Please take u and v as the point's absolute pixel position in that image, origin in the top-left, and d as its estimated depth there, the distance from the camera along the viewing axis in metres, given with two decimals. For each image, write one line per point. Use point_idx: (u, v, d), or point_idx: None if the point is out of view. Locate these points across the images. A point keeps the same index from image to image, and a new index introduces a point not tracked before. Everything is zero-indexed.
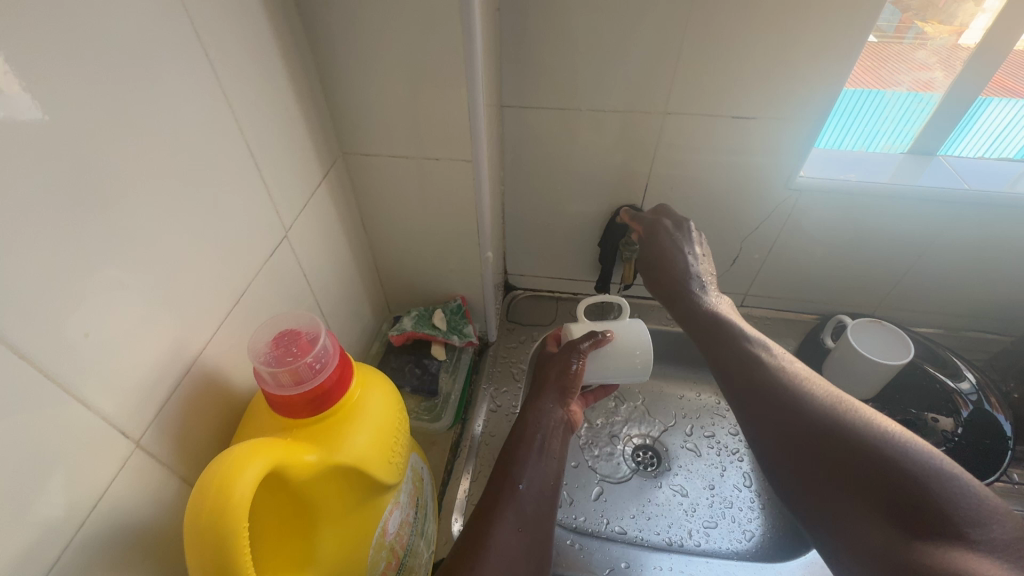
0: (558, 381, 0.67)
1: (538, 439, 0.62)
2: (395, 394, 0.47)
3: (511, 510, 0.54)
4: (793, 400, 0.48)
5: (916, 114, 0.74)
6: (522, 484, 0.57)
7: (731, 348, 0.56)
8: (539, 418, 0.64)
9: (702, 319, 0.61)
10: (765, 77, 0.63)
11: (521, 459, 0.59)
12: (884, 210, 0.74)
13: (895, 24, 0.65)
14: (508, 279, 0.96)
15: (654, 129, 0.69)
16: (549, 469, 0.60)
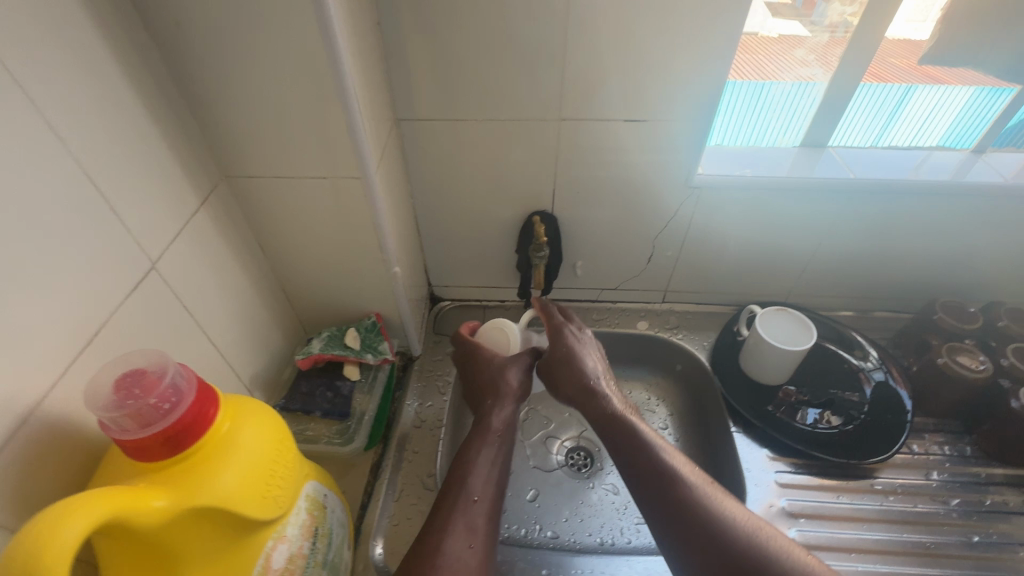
0: (504, 389, 0.68)
1: (491, 449, 0.62)
2: (280, 423, 0.45)
3: (466, 522, 0.54)
4: (691, 508, 0.52)
5: (804, 110, 0.77)
6: (477, 496, 0.57)
7: (637, 449, 0.58)
8: (490, 427, 0.64)
9: (613, 426, 0.61)
10: (650, 81, 0.64)
11: (471, 470, 0.59)
12: (780, 203, 0.77)
13: (826, 19, 0.68)
14: (433, 291, 0.95)
15: (551, 135, 0.70)
16: (501, 474, 0.61)
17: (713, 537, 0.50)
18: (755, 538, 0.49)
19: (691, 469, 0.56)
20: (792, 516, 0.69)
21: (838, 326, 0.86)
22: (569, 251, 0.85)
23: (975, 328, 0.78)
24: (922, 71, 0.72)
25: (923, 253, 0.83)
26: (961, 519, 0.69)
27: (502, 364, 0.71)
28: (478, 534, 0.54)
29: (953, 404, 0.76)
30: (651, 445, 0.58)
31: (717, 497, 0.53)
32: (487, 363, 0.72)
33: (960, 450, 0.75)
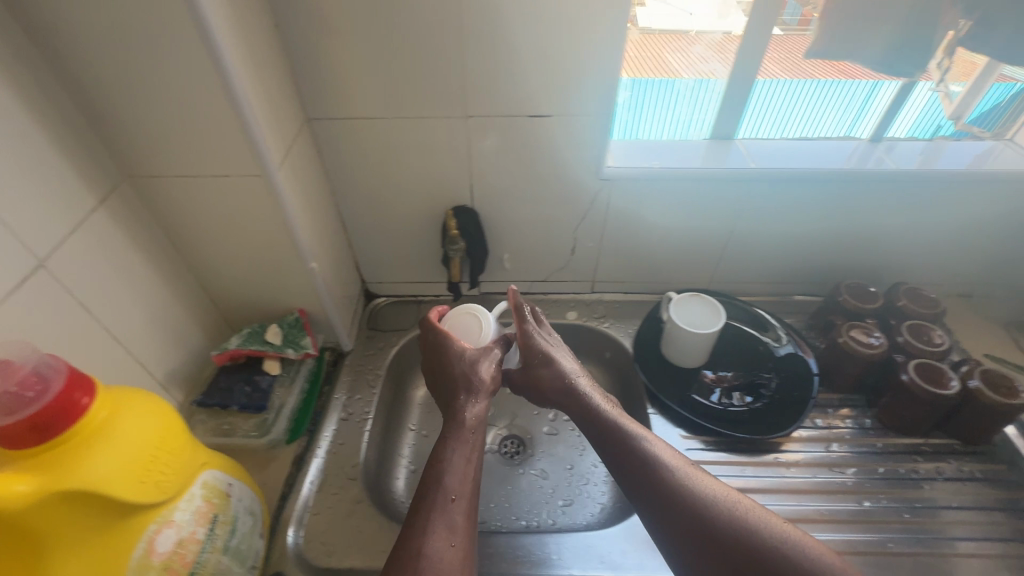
0: (475, 386, 0.68)
1: (468, 447, 0.61)
2: (167, 412, 0.47)
3: (446, 520, 0.53)
4: (677, 493, 0.53)
5: (710, 103, 0.80)
6: (455, 494, 0.56)
7: (621, 441, 0.59)
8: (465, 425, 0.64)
9: (596, 422, 0.63)
10: (547, 78, 0.67)
11: (448, 467, 0.58)
12: (688, 194, 0.81)
13: (796, 18, 0.71)
14: (368, 288, 0.97)
15: (461, 131, 0.73)
16: (478, 470, 0.60)
17: (700, 519, 0.50)
18: (742, 515, 0.49)
19: (676, 455, 0.57)
20: None
21: (752, 309, 0.91)
22: (494, 245, 0.88)
23: (874, 307, 0.82)
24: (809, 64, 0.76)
25: (829, 238, 0.87)
26: (855, 487, 0.73)
27: (471, 362, 0.70)
28: (459, 532, 0.53)
29: (854, 380, 0.80)
30: (631, 434, 0.59)
31: (704, 479, 0.54)
32: (456, 359, 0.71)
33: (860, 423, 0.79)
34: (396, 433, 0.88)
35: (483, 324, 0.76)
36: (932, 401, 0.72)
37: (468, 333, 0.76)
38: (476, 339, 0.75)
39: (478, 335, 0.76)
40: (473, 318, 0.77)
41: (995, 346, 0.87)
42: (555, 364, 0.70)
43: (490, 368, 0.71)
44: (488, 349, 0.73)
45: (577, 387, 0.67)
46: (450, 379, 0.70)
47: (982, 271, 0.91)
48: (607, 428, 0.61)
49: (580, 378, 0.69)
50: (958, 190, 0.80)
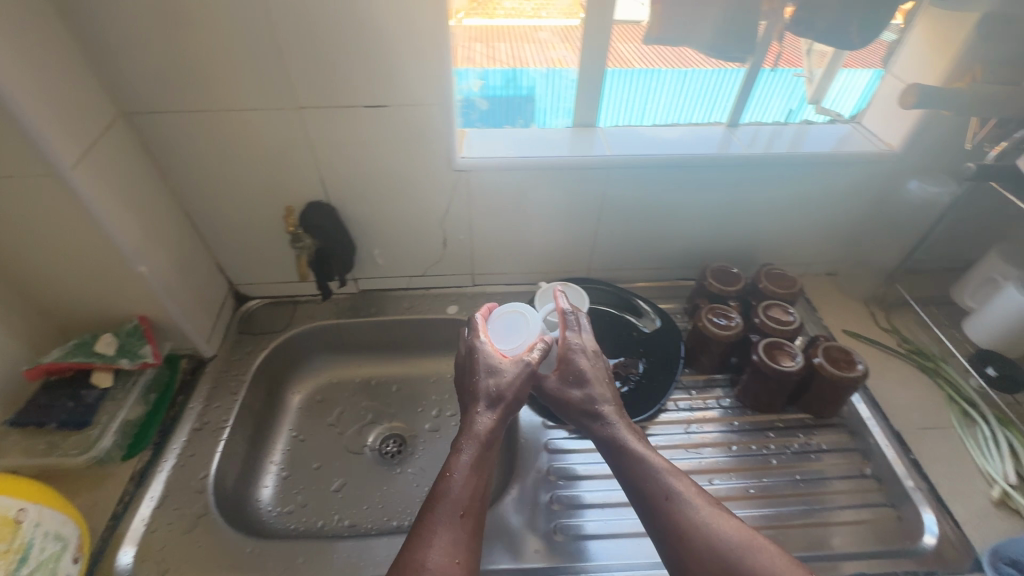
0: (492, 396, 0.64)
1: (480, 461, 0.59)
2: None
3: (446, 535, 0.52)
4: (703, 536, 0.50)
5: (567, 91, 0.80)
6: (463, 511, 0.54)
7: (645, 473, 0.57)
8: (477, 437, 0.61)
9: (616, 450, 0.60)
10: (374, 65, 0.64)
11: (457, 479, 0.56)
12: (548, 183, 0.80)
13: None
14: (239, 290, 0.93)
15: (296, 124, 0.70)
16: (487, 485, 0.58)
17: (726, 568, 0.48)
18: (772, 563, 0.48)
19: (705, 493, 0.55)
20: (552, 480, 0.72)
21: (625, 295, 0.92)
22: (361, 240, 0.86)
23: (735, 289, 0.84)
24: (651, 50, 0.76)
25: (696, 224, 0.89)
26: (705, 466, 0.74)
27: (496, 376, 0.66)
28: (454, 547, 0.51)
29: (715, 361, 0.82)
30: (654, 471, 0.56)
31: (732, 521, 0.51)
32: (485, 369, 0.67)
33: (720, 404, 0.81)
34: (267, 439, 0.85)
35: (525, 325, 0.75)
36: (777, 379, 0.74)
37: (514, 331, 0.74)
38: (520, 338, 0.73)
39: (524, 334, 0.74)
40: (519, 316, 0.76)
41: (854, 322, 0.91)
42: (580, 381, 0.66)
43: (520, 381, 0.66)
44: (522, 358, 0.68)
45: (600, 410, 0.64)
46: (472, 387, 0.66)
47: (845, 250, 0.94)
48: (627, 458, 0.59)
49: (608, 401, 0.65)
50: (810, 172, 0.81)
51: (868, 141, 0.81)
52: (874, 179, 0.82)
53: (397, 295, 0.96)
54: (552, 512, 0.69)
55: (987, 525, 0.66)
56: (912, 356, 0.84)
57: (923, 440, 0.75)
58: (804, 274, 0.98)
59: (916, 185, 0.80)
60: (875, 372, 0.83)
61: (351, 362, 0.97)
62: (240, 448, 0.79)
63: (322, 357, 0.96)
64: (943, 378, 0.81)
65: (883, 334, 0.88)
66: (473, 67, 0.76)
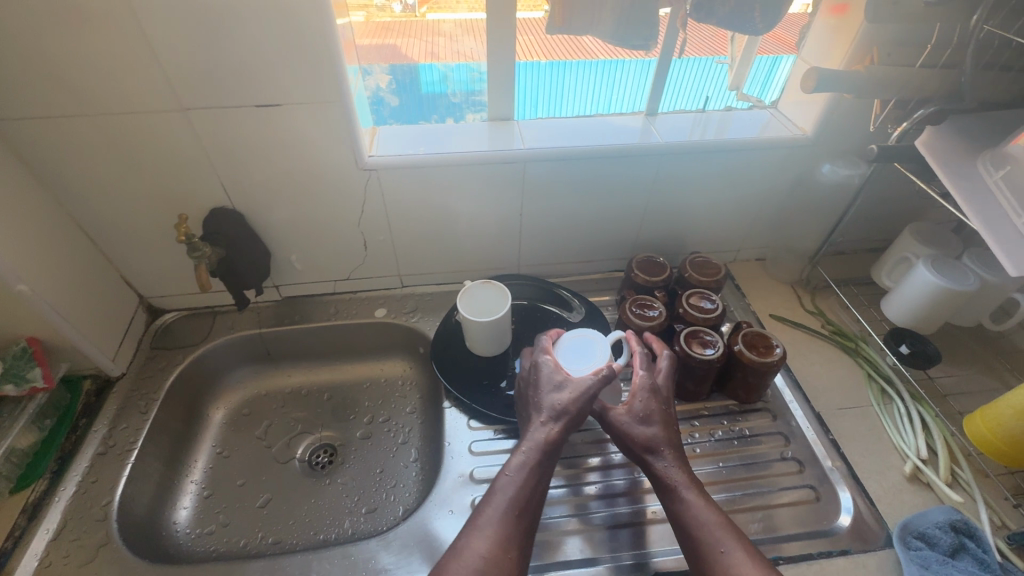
0: (557, 410, 0.62)
1: (537, 473, 0.59)
2: None
3: (494, 537, 0.53)
4: None
5: (478, 84, 0.79)
6: (518, 514, 0.56)
7: (700, 521, 0.56)
8: (535, 446, 0.60)
9: (672, 493, 0.59)
10: (259, 63, 0.62)
11: (511, 485, 0.57)
12: (464, 179, 0.78)
13: None
14: (151, 304, 0.89)
15: (185, 128, 0.66)
16: (540, 495, 0.58)
17: None
18: None
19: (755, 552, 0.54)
20: (475, 484, 0.70)
21: (554, 288, 0.91)
22: (275, 246, 0.82)
23: (660, 279, 0.84)
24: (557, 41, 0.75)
25: (620, 216, 0.88)
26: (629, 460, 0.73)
27: (562, 393, 0.63)
28: (500, 550, 0.53)
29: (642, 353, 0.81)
30: (706, 524, 0.56)
31: None
32: (550, 386, 0.64)
33: None
34: (185, 458, 0.82)
35: (596, 348, 0.68)
36: (699, 369, 0.73)
37: (583, 353, 0.67)
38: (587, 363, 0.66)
39: (595, 358, 0.66)
40: (584, 340, 0.69)
41: (781, 305, 0.91)
42: (648, 412, 0.63)
43: (586, 399, 0.62)
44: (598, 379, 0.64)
45: (661, 448, 0.61)
46: (535, 401, 0.64)
47: (771, 234, 0.94)
48: (684, 503, 0.58)
49: (672, 439, 0.63)
50: (726, 159, 0.81)
51: (783, 126, 0.82)
52: (789, 163, 0.82)
53: (322, 300, 0.93)
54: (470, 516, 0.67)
55: (898, 501, 0.67)
56: (835, 337, 0.85)
57: (841, 420, 0.76)
58: (734, 260, 0.98)
59: (828, 168, 0.81)
60: (799, 354, 0.84)
61: (278, 372, 0.94)
62: (153, 470, 0.76)
63: (247, 368, 0.92)
64: (862, 357, 0.82)
65: (809, 316, 0.89)
66: (378, 62, 0.74)
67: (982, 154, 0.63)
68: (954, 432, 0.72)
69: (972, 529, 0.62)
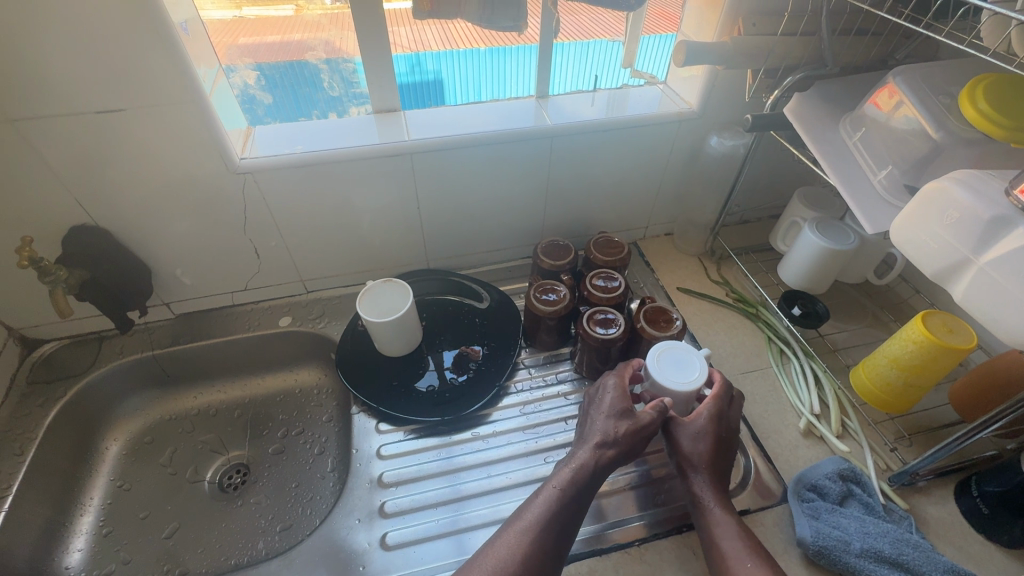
0: (610, 437, 0.61)
1: (580, 491, 0.58)
2: None
3: (529, 545, 0.54)
4: None
5: (356, 76, 0.76)
6: (559, 524, 0.56)
7: (733, 543, 0.57)
8: (584, 466, 0.60)
9: (710, 516, 0.59)
10: (88, 65, 0.57)
11: (554, 493, 0.58)
12: (351, 177, 0.75)
13: None
14: (25, 335, 0.82)
15: (18, 144, 0.60)
16: (579, 513, 0.58)
17: None
18: None
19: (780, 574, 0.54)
20: (382, 488, 0.68)
21: (462, 280, 0.90)
22: (153, 261, 0.77)
23: (565, 262, 0.84)
24: (429, 27, 0.73)
25: (522, 201, 0.87)
26: (541, 445, 0.72)
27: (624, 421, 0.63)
28: (534, 558, 0.53)
29: (553, 337, 0.81)
30: (733, 546, 0.57)
31: None
32: (609, 411, 0.64)
33: (561, 378, 0.81)
34: (77, 496, 0.76)
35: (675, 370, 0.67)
36: (603, 348, 0.74)
37: (672, 368, 0.67)
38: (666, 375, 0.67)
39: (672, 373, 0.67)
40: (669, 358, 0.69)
41: (688, 278, 0.93)
42: (704, 444, 0.63)
43: (642, 435, 0.62)
44: (644, 416, 0.63)
45: (709, 475, 0.62)
46: (592, 424, 0.64)
47: (674, 209, 0.96)
48: (720, 528, 0.58)
49: (719, 468, 0.62)
50: (618, 138, 0.81)
51: (671, 101, 0.83)
52: (679, 136, 0.83)
53: (220, 315, 0.88)
54: (377, 522, 0.65)
55: (794, 456, 0.70)
56: (738, 304, 0.88)
57: (744, 383, 0.78)
58: (643, 237, 1.00)
59: (716, 140, 0.82)
60: (704, 324, 0.86)
61: (181, 394, 0.89)
62: (36, 516, 0.70)
63: (143, 394, 0.86)
64: (763, 321, 0.85)
65: (713, 287, 0.91)
66: (240, 57, 0.70)
67: (842, 119, 0.66)
68: (843, 385, 0.75)
69: (859, 476, 0.65)
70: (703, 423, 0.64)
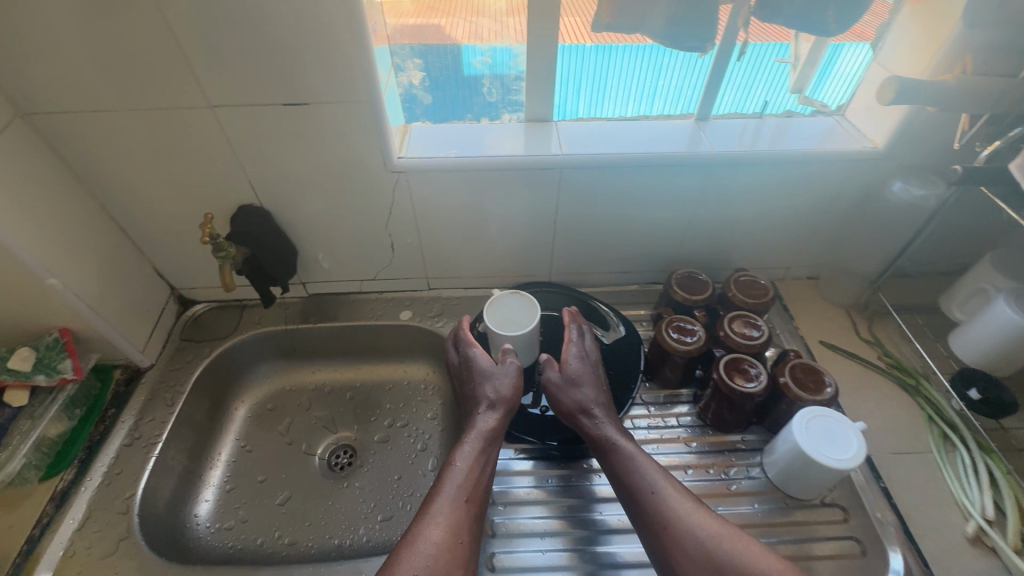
0: (489, 400, 0.69)
1: (478, 458, 0.64)
2: None
3: (446, 524, 0.57)
4: (674, 526, 0.55)
5: (516, 83, 0.74)
6: (466, 495, 0.61)
7: (631, 471, 0.61)
8: (477, 436, 0.66)
9: (612, 453, 0.63)
10: (285, 57, 0.59)
11: (456, 468, 0.63)
12: (498, 184, 0.74)
13: None
14: (182, 294, 0.89)
15: (214, 126, 0.65)
16: (486, 480, 0.63)
17: (702, 550, 0.53)
18: None
19: (683, 492, 0.58)
20: (492, 505, 0.67)
21: (588, 301, 0.87)
22: (302, 244, 0.82)
23: (701, 298, 0.78)
24: (603, 37, 0.69)
25: (659, 228, 0.83)
26: (533, 497, 0.68)
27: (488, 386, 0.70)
28: (452, 536, 0.56)
29: (677, 376, 0.76)
30: (637, 468, 0.61)
31: (701, 520, 0.55)
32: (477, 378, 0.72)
33: (681, 422, 0.76)
34: (209, 451, 0.82)
35: (828, 442, 0.61)
36: (738, 400, 0.68)
37: (827, 438, 0.61)
38: (818, 446, 0.61)
39: (825, 446, 0.61)
40: (823, 426, 0.62)
41: (833, 332, 0.84)
42: (578, 386, 0.69)
43: (511, 394, 0.70)
44: (502, 367, 0.71)
45: (594, 411, 0.67)
46: (472, 395, 0.72)
47: (827, 252, 0.87)
48: (619, 456, 0.62)
49: (598, 403, 0.68)
50: (784, 172, 0.74)
51: (851, 137, 0.74)
52: (854, 176, 0.75)
53: (348, 300, 0.92)
54: (485, 540, 0.64)
55: (956, 564, 0.61)
56: (893, 371, 0.78)
57: (897, 465, 0.69)
58: (783, 278, 0.92)
59: (900, 187, 0.72)
60: (851, 389, 0.77)
61: (303, 368, 0.93)
62: (176, 464, 0.76)
63: (272, 362, 0.92)
64: (923, 396, 0.75)
65: (864, 346, 0.82)
66: (410, 57, 0.70)
67: None
68: None
69: None
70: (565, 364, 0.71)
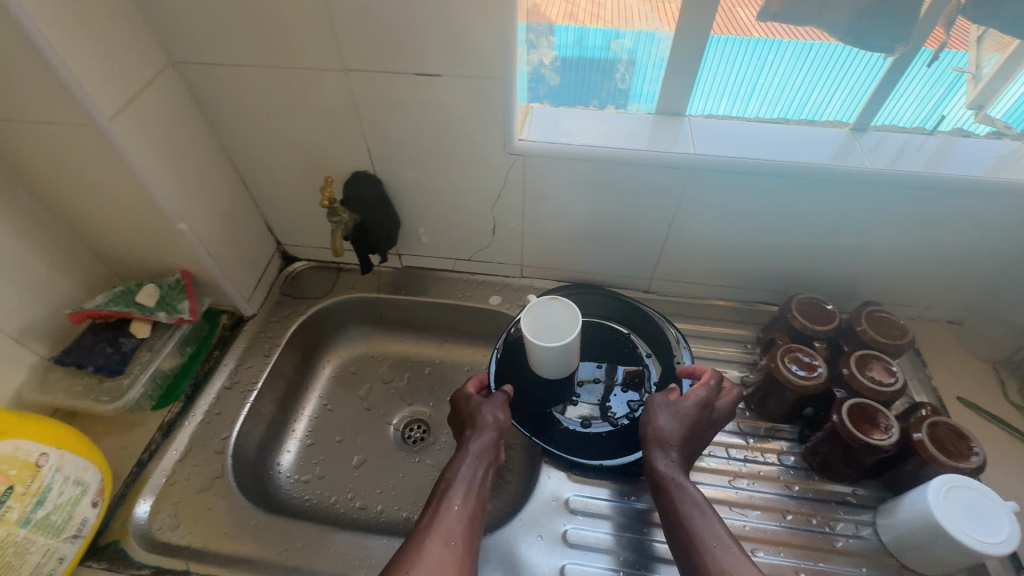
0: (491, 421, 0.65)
1: (478, 474, 0.59)
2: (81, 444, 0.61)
3: (441, 532, 0.53)
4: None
5: (653, 71, 0.68)
6: (457, 504, 0.56)
7: (686, 511, 0.54)
8: (478, 452, 0.61)
9: (671, 491, 0.56)
10: (425, 27, 0.57)
11: (453, 482, 0.58)
12: (618, 178, 0.69)
13: None
14: (286, 250, 0.92)
15: (344, 91, 0.65)
16: (483, 498, 0.58)
17: None
18: None
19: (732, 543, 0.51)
20: (570, 513, 0.65)
21: (634, 305, 0.80)
22: (407, 216, 0.81)
23: (825, 330, 0.70)
24: (765, 27, 0.61)
25: (784, 247, 0.75)
26: (617, 513, 0.65)
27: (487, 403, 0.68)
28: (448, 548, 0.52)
29: (783, 411, 0.69)
30: (696, 512, 0.54)
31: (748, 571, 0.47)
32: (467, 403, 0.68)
33: (782, 460, 0.69)
34: (296, 404, 0.85)
35: (972, 520, 0.53)
36: (860, 452, 0.61)
37: (972, 516, 0.53)
38: (960, 521, 0.53)
39: (969, 524, 0.53)
40: (966, 501, 0.54)
41: (974, 388, 0.74)
42: (673, 421, 0.62)
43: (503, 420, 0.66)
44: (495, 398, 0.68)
45: (672, 451, 0.60)
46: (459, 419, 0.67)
47: (981, 297, 0.76)
48: (677, 496, 0.56)
49: (682, 448, 0.60)
50: (955, 201, 0.64)
51: None
52: None
53: (441, 277, 0.91)
54: (561, 549, 0.62)
55: None
56: None
57: None
58: (918, 317, 0.81)
59: None
60: (990, 457, 0.67)
61: (388, 338, 0.94)
62: (267, 412, 0.79)
63: (360, 327, 0.94)
64: None
65: (1012, 412, 0.72)
66: (546, 34, 0.66)
67: None
68: None
69: None
70: (675, 398, 0.64)
